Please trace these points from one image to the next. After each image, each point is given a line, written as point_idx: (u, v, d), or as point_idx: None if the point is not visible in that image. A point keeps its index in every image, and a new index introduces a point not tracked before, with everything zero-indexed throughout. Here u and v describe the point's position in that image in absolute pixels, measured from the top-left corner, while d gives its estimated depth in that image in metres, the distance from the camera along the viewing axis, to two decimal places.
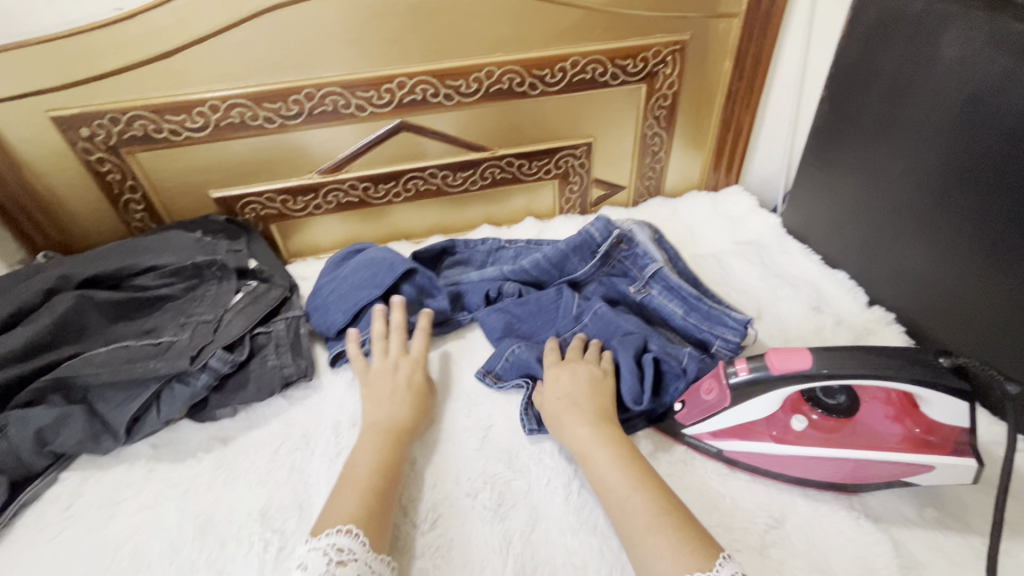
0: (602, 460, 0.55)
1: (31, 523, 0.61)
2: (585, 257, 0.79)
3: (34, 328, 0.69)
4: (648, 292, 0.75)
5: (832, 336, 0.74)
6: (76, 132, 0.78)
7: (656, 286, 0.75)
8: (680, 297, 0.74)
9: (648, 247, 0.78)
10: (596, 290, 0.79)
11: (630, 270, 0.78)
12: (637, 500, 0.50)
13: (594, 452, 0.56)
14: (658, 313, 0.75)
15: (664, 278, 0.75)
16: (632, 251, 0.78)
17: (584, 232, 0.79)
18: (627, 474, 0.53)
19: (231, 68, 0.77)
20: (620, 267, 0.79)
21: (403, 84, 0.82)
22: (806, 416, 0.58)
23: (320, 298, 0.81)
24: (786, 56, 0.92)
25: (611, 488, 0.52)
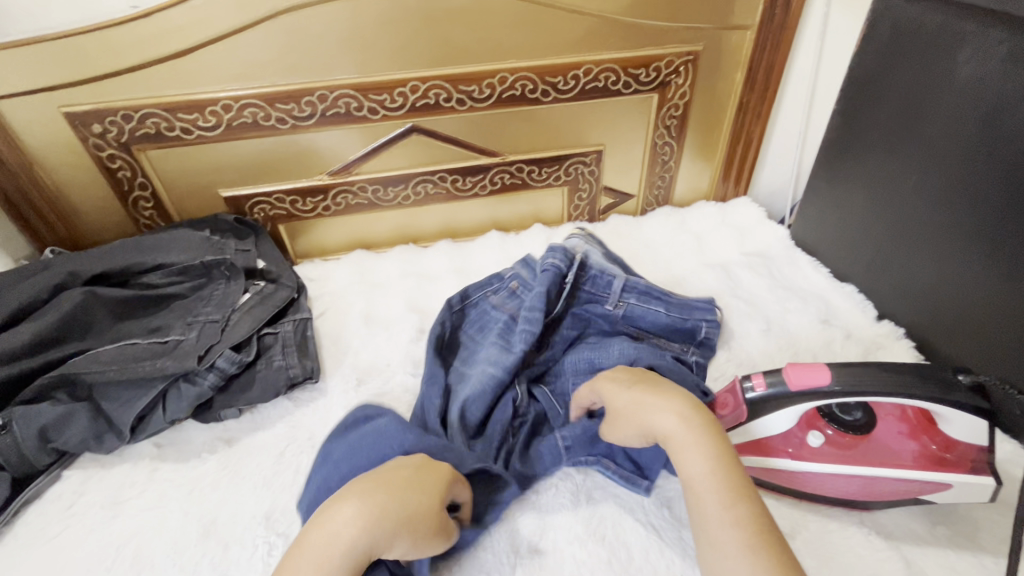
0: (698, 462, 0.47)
1: (32, 521, 0.60)
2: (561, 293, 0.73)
3: (39, 325, 0.68)
4: (626, 307, 0.75)
5: (842, 349, 0.74)
6: (88, 128, 0.78)
7: (630, 296, 0.75)
8: (655, 298, 0.76)
9: (603, 262, 0.78)
10: (573, 324, 0.75)
11: (594, 290, 0.76)
12: (734, 514, 0.43)
13: (688, 449, 0.48)
14: (643, 321, 0.75)
15: (631, 287, 0.76)
16: (590, 275, 0.76)
17: (549, 271, 0.73)
18: (721, 477, 0.46)
19: (246, 68, 0.77)
20: (585, 291, 0.76)
21: (417, 88, 0.83)
22: (821, 432, 0.57)
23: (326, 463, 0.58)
24: (797, 70, 0.92)
25: (703, 499, 0.45)
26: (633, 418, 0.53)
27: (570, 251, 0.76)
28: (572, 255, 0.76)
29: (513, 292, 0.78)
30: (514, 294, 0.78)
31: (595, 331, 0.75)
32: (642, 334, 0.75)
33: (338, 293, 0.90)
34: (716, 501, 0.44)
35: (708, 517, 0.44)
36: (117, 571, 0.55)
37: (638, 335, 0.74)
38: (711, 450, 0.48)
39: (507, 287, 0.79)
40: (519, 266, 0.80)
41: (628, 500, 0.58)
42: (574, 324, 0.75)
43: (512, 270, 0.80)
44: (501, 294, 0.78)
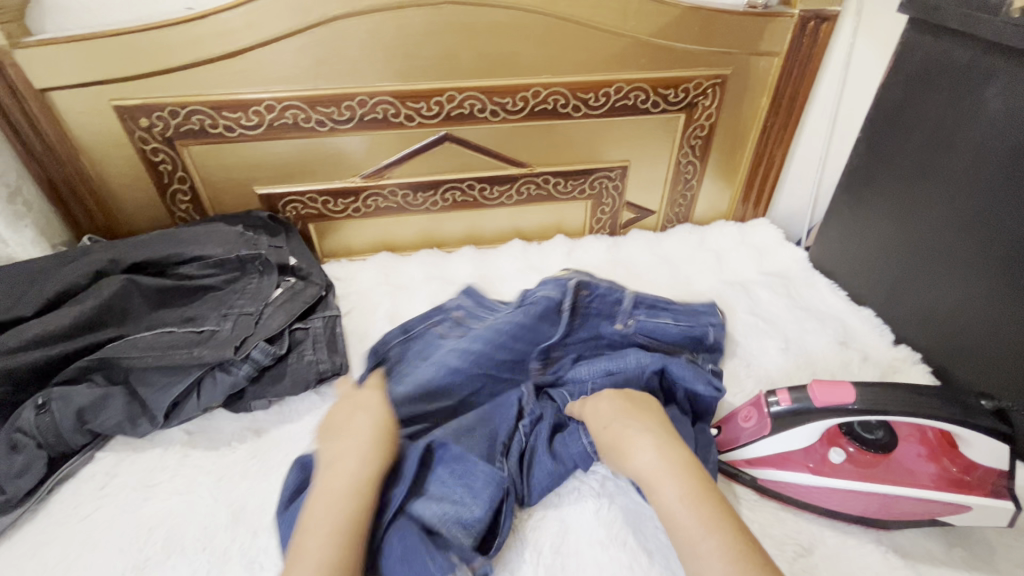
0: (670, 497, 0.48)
1: (66, 500, 0.62)
2: (555, 319, 0.72)
3: (80, 309, 0.70)
4: (633, 323, 0.74)
5: (859, 371, 0.76)
6: (136, 122, 0.81)
7: (636, 314, 0.75)
8: (662, 311, 0.76)
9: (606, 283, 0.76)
10: (579, 339, 0.74)
11: (596, 312, 0.74)
12: (710, 545, 0.43)
13: (661, 483, 0.49)
14: (654, 335, 0.74)
15: (637, 304, 0.75)
16: (593, 294, 0.74)
17: (546, 300, 0.72)
18: (697, 509, 0.46)
19: (291, 71, 0.80)
20: (588, 312, 0.74)
21: (453, 97, 0.85)
22: (843, 448, 0.59)
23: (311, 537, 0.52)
24: (821, 96, 0.94)
25: (683, 531, 0.46)
26: (615, 456, 0.54)
27: (562, 280, 0.74)
28: (566, 282, 0.75)
29: (456, 323, 0.78)
30: (460, 324, 0.78)
31: (599, 344, 0.74)
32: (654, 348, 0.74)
33: (365, 293, 0.91)
34: (694, 531, 0.45)
35: (687, 549, 0.45)
36: (148, 552, 0.57)
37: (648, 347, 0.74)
38: (681, 482, 0.48)
39: (450, 317, 0.79)
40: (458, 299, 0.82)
41: (646, 510, 0.58)
42: (580, 338, 0.74)
43: (463, 300, 0.81)
44: (445, 326, 0.78)
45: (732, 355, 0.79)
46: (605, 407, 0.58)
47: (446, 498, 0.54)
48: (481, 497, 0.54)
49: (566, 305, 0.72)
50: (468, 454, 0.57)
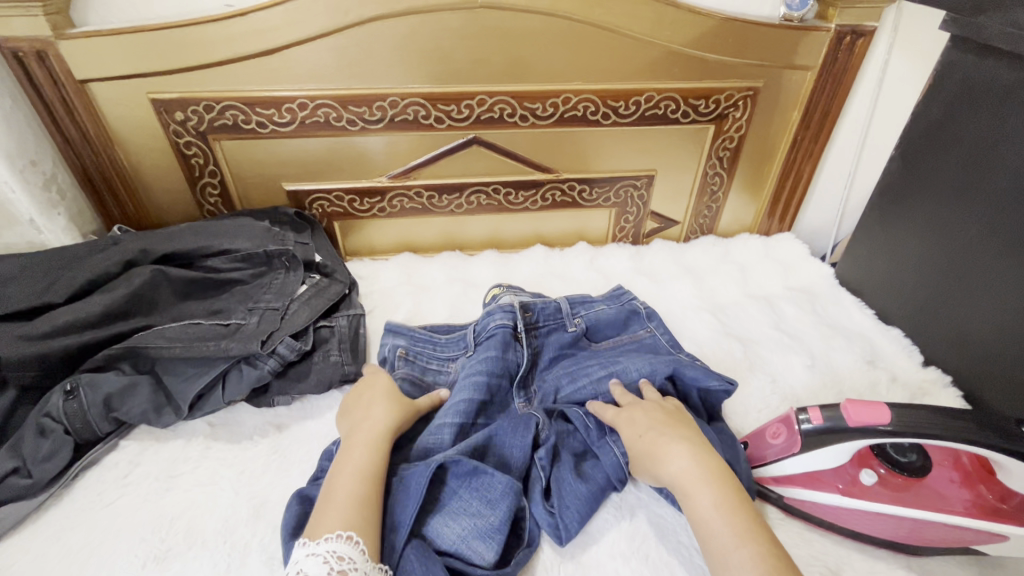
0: (706, 504, 0.49)
1: (90, 486, 0.63)
2: (517, 346, 0.70)
3: (110, 297, 0.71)
4: (581, 320, 0.77)
5: (887, 392, 0.74)
6: (171, 115, 0.82)
7: (584, 313, 0.78)
8: (595, 303, 0.80)
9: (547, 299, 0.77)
10: (553, 357, 0.73)
11: (552, 325, 0.75)
12: (742, 555, 0.45)
13: (695, 494, 0.49)
14: (600, 329, 0.77)
15: (574, 305, 0.79)
16: (539, 311, 0.75)
17: (501, 330, 0.70)
18: (731, 521, 0.47)
19: (326, 70, 0.81)
20: (546, 329, 0.75)
21: (484, 101, 0.85)
22: (874, 470, 0.57)
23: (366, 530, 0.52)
24: (852, 114, 0.94)
25: (715, 539, 0.47)
26: (646, 465, 0.54)
27: (507, 306, 0.73)
28: (510, 306, 0.74)
29: (404, 359, 0.73)
30: (407, 360, 0.72)
31: (570, 355, 0.74)
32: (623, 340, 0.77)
33: (387, 292, 0.92)
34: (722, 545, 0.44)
35: (717, 555, 0.46)
36: (169, 542, 0.57)
37: (608, 340, 0.77)
38: (715, 493, 0.49)
39: (394, 359, 0.73)
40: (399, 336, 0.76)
41: (671, 524, 0.57)
42: (552, 350, 0.73)
43: (402, 339, 0.75)
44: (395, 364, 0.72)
45: (757, 369, 0.78)
46: (641, 418, 0.57)
47: (462, 512, 0.53)
48: (500, 505, 0.53)
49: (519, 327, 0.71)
50: (483, 465, 0.55)
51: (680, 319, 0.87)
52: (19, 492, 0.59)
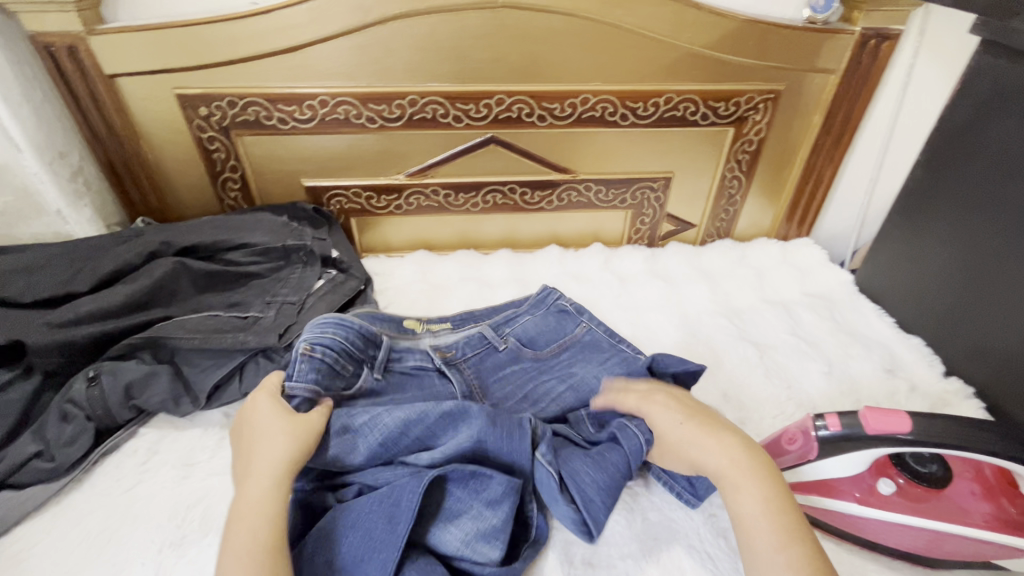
0: (752, 499, 0.49)
1: (109, 472, 0.64)
2: (442, 380, 0.67)
3: (132, 287, 0.72)
4: (512, 339, 0.74)
5: (906, 402, 0.73)
6: (195, 110, 0.84)
7: (511, 330, 0.75)
8: (515, 318, 0.77)
9: (465, 329, 0.75)
10: (489, 382, 0.69)
11: (479, 354, 0.72)
12: (786, 555, 0.45)
13: (742, 484, 0.50)
14: (530, 339, 0.74)
15: (498, 327, 0.75)
16: (458, 347, 0.72)
17: (423, 368, 0.68)
18: (773, 522, 0.47)
19: (347, 68, 0.82)
20: (473, 357, 0.71)
21: (502, 101, 0.86)
22: (893, 480, 0.56)
23: (345, 554, 0.49)
24: (874, 119, 0.93)
25: (758, 537, 0.47)
26: (685, 455, 0.55)
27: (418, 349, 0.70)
28: (425, 351, 0.70)
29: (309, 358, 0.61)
30: (309, 358, 0.61)
31: (511, 370, 0.70)
32: (563, 344, 0.74)
33: (402, 289, 0.92)
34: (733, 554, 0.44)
35: (760, 554, 0.46)
36: (186, 529, 0.58)
37: (546, 347, 0.74)
38: (762, 488, 0.49)
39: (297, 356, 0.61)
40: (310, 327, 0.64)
41: (682, 527, 0.57)
42: (489, 377, 0.70)
43: (308, 332, 0.64)
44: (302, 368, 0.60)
45: (773, 375, 0.77)
46: (662, 415, 0.57)
47: (463, 516, 0.52)
48: (500, 506, 0.52)
49: (438, 364, 0.68)
50: (482, 467, 0.53)
51: (695, 323, 0.86)
52: (41, 475, 0.61)
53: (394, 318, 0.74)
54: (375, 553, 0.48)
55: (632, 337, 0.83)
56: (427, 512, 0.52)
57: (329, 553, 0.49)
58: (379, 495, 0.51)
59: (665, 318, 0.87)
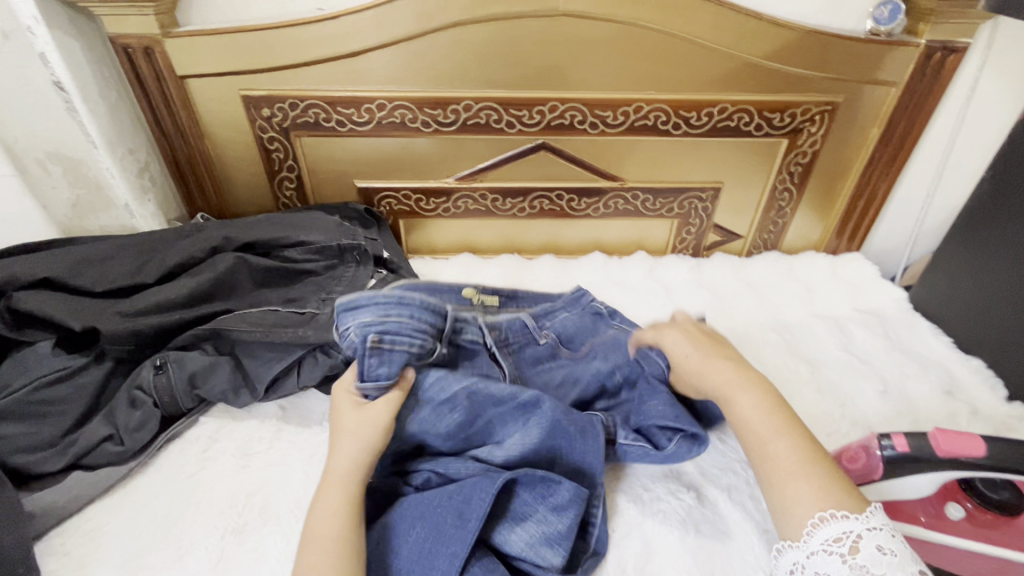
0: (747, 402, 0.53)
1: (173, 457, 0.66)
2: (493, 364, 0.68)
3: (197, 280, 0.75)
4: (551, 330, 0.73)
5: (967, 425, 0.72)
6: (258, 111, 0.86)
7: (549, 325, 0.74)
8: (554, 310, 0.76)
9: (513, 314, 0.73)
10: (532, 374, 0.68)
11: (519, 344, 0.71)
12: (779, 445, 0.49)
13: (738, 394, 0.54)
14: (565, 332, 0.74)
15: (540, 317, 0.75)
16: (507, 331, 0.71)
17: (477, 346, 0.68)
18: (769, 419, 0.51)
19: (406, 73, 0.83)
20: (514, 348, 0.70)
21: (555, 108, 0.86)
22: (961, 505, 0.55)
23: (412, 546, 0.50)
24: (935, 131, 0.90)
25: (753, 432, 0.51)
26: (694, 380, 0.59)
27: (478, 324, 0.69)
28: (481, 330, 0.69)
29: (376, 349, 0.59)
30: (380, 351, 0.59)
31: (550, 365, 0.69)
32: (594, 339, 0.73)
33: None
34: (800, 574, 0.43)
35: (758, 449, 0.50)
36: (246, 518, 0.60)
37: (581, 343, 0.73)
38: (755, 395, 0.53)
39: (365, 347, 0.59)
40: (372, 313, 0.61)
41: (735, 542, 0.57)
42: (530, 366, 0.69)
43: (369, 318, 0.60)
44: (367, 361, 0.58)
45: (826, 392, 0.75)
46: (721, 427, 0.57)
47: (529, 520, 0.53)
48: (566, 512, 0.53)
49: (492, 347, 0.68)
50: (551, 473, 0.54)
51: (744, 336, 0.85)
52: (113, 458, 0.63)
53: (452, 294, 0.76)
54: (444, 547, 0.49)
55: None
56: (492, 513, 0.53)
57: (397, 544, 0.51)
58: (448, 492, 0.53)
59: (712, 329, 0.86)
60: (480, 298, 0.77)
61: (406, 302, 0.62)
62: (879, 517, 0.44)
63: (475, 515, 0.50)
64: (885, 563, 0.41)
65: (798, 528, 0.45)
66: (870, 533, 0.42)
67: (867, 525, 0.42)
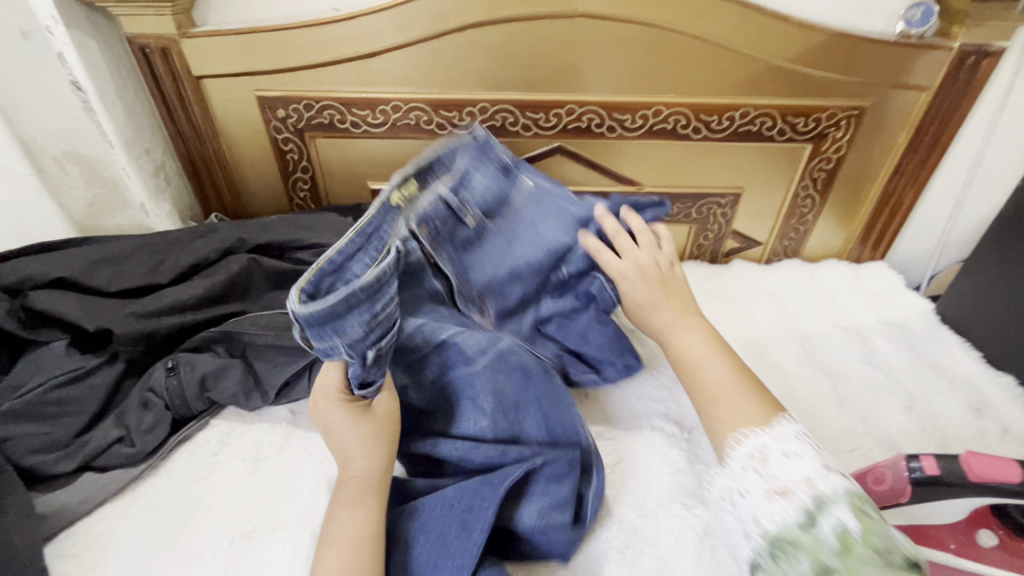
0: (692, 338, 0.61)
1: (184, 461, 0.66)
2: (434, 273, 0.62)
3: (210, 281, 0.74)
4: (473, 210, 0.63)
5: (997, 445, 0.70)
6: (273, 112, 0.86)
7: (468, 197, 0.63)
8: (465, 171, 0.63)
9: (433, 190, 0.60)
10: (468, 260, 0.65)
11: (446, 231, 0.61)
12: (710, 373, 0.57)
13: (682, 330, 0.62)
14: (484, 202, 0.65)
15: (456, 188, 0.62)
16: (434, 219, 0.60)
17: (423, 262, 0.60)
18: (704, 353, 0.59)
19: (422, 75, 0.82)
20: (439, 234, 0.61)
21: (573, 111, 0.85)
22: (992, 530, 0.55)
23: (423, 557, 0.53)
24: (965, 138, 0.87)
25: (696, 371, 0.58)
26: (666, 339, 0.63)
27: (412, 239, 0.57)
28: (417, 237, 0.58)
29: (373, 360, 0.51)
30: (379, 360, 0.52)
31: (479, 249, 0.65)
32: (514, 205, 0.68)
33: None
34: None
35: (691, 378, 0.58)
36: (255, 524, 0.60)
37: (500, 210, 0.67)
38: (697, 332, 0.61)
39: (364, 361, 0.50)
40: (356, 317, 0.48)
41: None
42: (463, 262, 0.64)
43: (359, 334, 0.48)
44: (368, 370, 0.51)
45: (849, 407, 0.73)
46: None
47: (535, 498, 0.57)
48: (566, 485, 0.59)
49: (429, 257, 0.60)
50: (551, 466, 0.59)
51: (763, 345, 0.83)
52: (123, 460, 0.64)
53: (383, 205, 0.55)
54: (450, 559, 0.52)
55: None
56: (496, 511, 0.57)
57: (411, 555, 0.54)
58: (450, 502, 0.55)
59: (729, 339, 0.84)
60: (399, 185, 0.57)
61: (379, 281, 0.50)
62: (789, 430, 0.49)
63: (477, 530, 0.52)
64: (790, 463, 0.46)
65: (722, 445, 0.51)
66: (776, 443, 0.48)
67: (776, 438, 0.48)
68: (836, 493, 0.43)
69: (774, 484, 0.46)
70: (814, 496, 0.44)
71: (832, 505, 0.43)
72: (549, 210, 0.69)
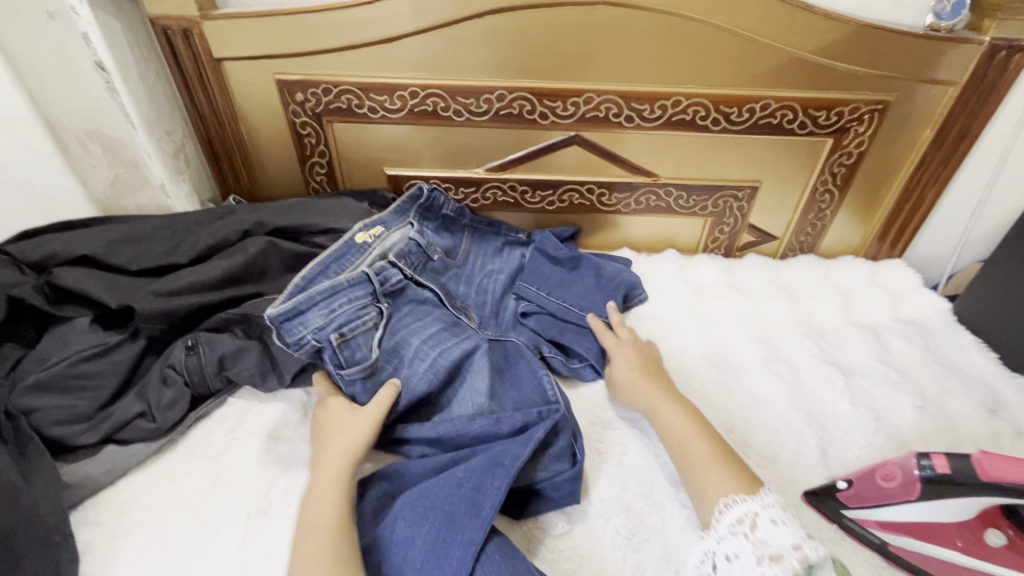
0: (671, 413, 0.64)
1: (202, 436, 0.68)
2: (417, 288, 0.76)
3: (228, 263, 0.76)
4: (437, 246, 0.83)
5: (1009, 446, 0.70)
6: (292, 96, 0.86)
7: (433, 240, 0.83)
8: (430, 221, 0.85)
9: (401, 231, 0.79)
10: (445, 285, 0.80)
11: (421, 263, 0.79)
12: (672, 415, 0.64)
13: (661, 408, 0.65)
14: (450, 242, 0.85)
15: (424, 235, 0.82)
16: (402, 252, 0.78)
17: (404, 281, 0.75)
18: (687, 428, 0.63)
19: (441, 60, 0.82)
20: (414, 265, 0.78)
21: (591, 99, 0.84)
22: (1001, 531, 0.57)
23: (426, 537, 0.53)
24: (992, 135, 0.85)
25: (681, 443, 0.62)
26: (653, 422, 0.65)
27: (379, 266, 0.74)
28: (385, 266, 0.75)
29: (341, 344, 0.67)
30: (348, 344, 0.67)
31: (451, 274, 0.82)
32: (471, 240, 0.88)
33: None
34: None
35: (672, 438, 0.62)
36: (271, 500, 0.61)
37: (464, 246, 0.86)
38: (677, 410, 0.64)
39: (331, 345, 0.67)
40: (316, 312, 0.68)
41: None
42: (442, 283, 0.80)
43: (319, 322, 0.67)
44: (341, 356, 0.67)
45: (860, 403, 0.73)
46: None
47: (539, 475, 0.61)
48: (565, 460, 0.62)
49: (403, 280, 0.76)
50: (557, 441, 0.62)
51: (775, 340, 0.83)
52: (145, 434, 0.65)
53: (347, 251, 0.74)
54: (458, 534, 0.53)
55: (707, 352, 0.80)
56: None
57: (410, 535, 0.54)
58: (458, 481, 0.57)
59: (741, 333, 0.83)
60: (367, 229, 0.77)
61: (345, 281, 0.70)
62: (769, 496, 0.53)
63: (489, 506, 0.55)
64: (778, 531, 0.50)
65: (711, 511, 0.54)
66: (765, 511, 0.51)
67: (763, 503, 0.52)
68: (822, 558, 0.47)
69: (764, 549, 0.49)
70: (804, 560, 0.47)
71: (820, 568, 0.47)
72: (495, 247, 0.89)
